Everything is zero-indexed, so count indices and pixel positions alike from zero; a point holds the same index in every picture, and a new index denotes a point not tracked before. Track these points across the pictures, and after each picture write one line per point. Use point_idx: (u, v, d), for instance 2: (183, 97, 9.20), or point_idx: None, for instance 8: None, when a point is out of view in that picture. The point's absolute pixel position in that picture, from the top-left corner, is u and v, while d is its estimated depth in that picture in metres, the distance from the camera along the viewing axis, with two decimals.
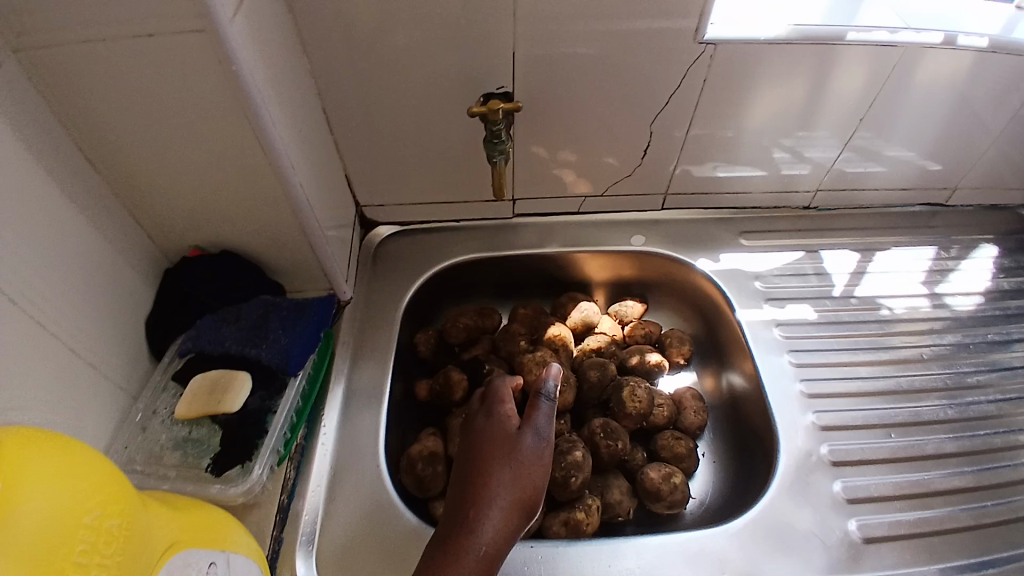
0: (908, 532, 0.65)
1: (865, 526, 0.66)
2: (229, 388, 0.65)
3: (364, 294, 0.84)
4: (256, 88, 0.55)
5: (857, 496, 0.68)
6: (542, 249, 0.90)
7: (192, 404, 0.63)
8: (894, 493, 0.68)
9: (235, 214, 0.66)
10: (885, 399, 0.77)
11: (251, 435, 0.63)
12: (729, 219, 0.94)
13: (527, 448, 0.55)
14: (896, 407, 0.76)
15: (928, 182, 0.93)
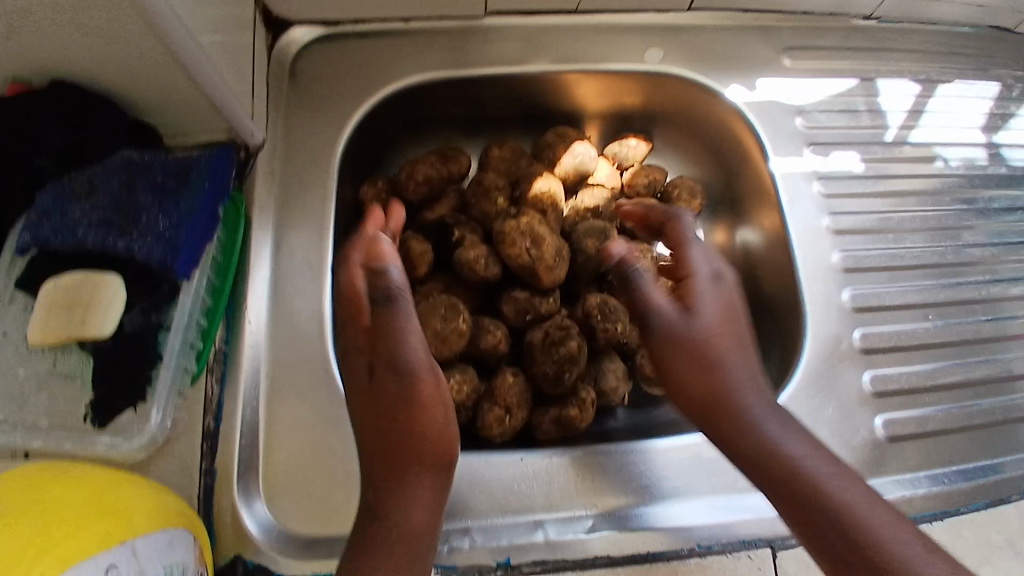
0: (935, 428, 0.58)
1: (890, 423, 0.58)
2: (93, 300, 0.46)
3: (283, 133, 0.61)
4: None
5: (886, 389, 0.59)
6: (524, 69, 0.66)
7: (47, 326, 0.45)
8: (925, 384, 0.60)
9: (32, 10, 0.39)
10: (929, 273, 0.64)
11: (141, 364, 0.46)
12: (772, 29, 0.70)
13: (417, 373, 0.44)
14: (938, 282, 0.64)
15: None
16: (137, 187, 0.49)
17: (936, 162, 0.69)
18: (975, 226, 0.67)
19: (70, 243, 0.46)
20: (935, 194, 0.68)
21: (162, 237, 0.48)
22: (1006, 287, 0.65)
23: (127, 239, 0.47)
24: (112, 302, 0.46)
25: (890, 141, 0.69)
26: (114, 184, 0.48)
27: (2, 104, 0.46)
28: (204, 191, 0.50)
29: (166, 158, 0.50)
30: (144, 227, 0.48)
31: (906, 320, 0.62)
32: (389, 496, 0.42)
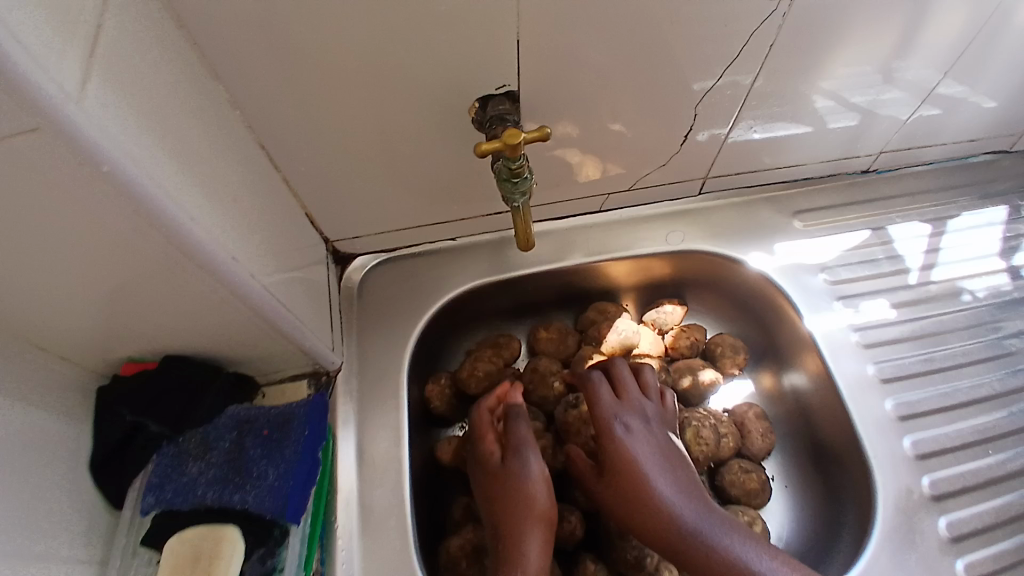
0: (1014, 562, 0.59)
1: (972, 567, 0.58)
2: (216, 555, 0.49)
3: (358, 352, 0.69)
4: (147, 179, 0.35)
5: (962, 532, 0.60)
6: (559, 264, 0.75)
7: None
8: (996, 520, 0.61)
9: (171, 324, 0.48)
10: (982, 408, 0.66)
11: None
12: (777, 198, 0.78)
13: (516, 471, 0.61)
14: (992, 415, 0.66)
15: (1002, 130, 0.77)
16: (245, 441, 0.55)
17: (962, 296, 0.72)
18: (1012, 352, 0.70)
19: (190, 501, 0.52)
20: (971, 329, 0.70)
21: (272, 489, 0.53)
22: None
23: (242, 493, 0.53)
24: (233, 555, 0.49)
25: (913, 282, 0.73)
26: (225, 442, 0.55)
27: (121, 385, 0.51)
28: (304, 437, 0.56)
29: (268, 411, 0.56)
30: (256, 481, 0.53)
31: (970, 460, 0.63)
32: (514, 549, 0.56)
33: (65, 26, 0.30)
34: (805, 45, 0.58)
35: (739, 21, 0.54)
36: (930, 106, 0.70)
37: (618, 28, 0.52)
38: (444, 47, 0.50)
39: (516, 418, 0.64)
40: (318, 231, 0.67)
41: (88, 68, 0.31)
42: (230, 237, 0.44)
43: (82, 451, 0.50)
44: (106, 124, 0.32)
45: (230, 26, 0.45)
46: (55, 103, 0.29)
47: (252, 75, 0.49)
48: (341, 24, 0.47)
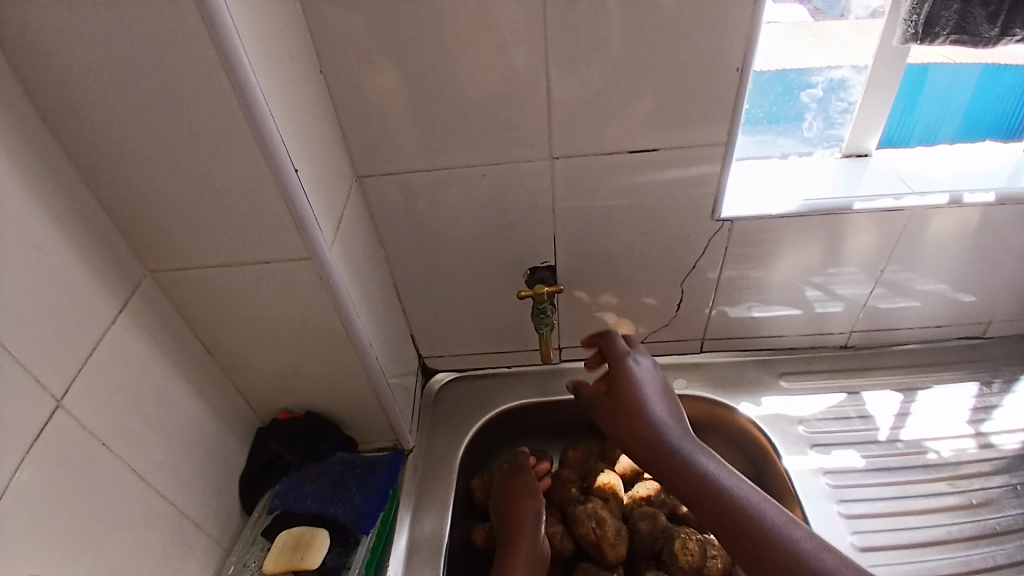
0: None
1: None
2: (309, 545, 0.70)
3: (426, 440, 0.91)
4: (345, 292, 0.65)
5: None
6: (588, 394, 0.96)
7: (278, 560, 0.68)
8: None
9: (320, 384, 0.75)
10: (937, 549, 0.78)
11: None
12: (769, 360, 0.98)
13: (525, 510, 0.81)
14: (948, 557, 0.78)
15: (962, 316, 0.95)
16: (345, 474, 0.78)
17: (927, 453, 0.87)
18: (971, 504, 0.82)
19: (302, 507, 0.74)
20: (930, 481, 0.85)
21: (356, 508, 0.75)
22: (1012, 555, 0.77)
23: (336, 506, 0.75)
24: (321, 545, 0.70)
25: (881, 439, 0.89)
26: (331, 471, 0.78)
27: (276, 425, 0.77)
28: (384, 478, 0.79)
29: (364, 458, 0.81)
30: (347, 501, 0.75)
31: None
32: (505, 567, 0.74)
33: (328, 215, 0.62)
34: (763, 249, 0.84)
35: (707, 232, 0.81)
36: (881, 291, 0.91)
37: (627, 230, 0.81)
38: (513, 235, 0.82)
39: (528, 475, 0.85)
40: (416, 347, 0.95)
41: (336, 236, 0.63)
42: (371, 332, 0.73)
43: (240, 466, 0.75)
44: (337, 261, 0.63)
45: (392, 215, 0.79)
46: (323, 251, 0.60)
47: (397, 242, 0.82)
48: (453, 217, 0.80)
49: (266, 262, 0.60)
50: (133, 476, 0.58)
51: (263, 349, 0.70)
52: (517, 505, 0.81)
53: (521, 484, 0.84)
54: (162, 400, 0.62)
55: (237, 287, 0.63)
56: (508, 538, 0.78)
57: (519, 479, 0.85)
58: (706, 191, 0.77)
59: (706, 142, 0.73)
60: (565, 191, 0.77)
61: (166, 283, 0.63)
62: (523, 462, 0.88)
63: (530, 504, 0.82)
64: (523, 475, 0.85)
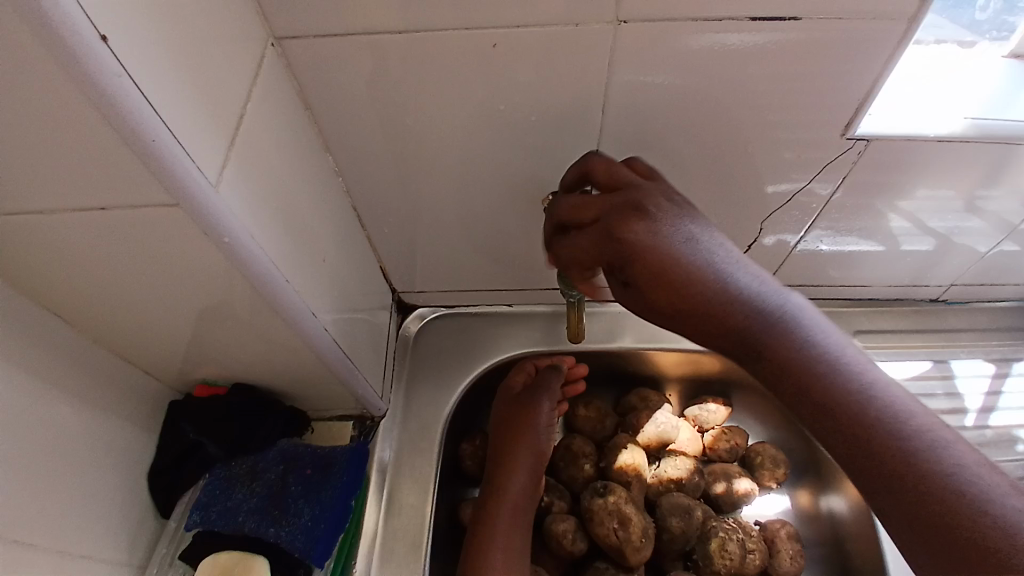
0: None
1: None
2: None
3: (401, 398, 0.70)
4: (257, 245, 0.40)
5: None
6: (611, 347, 0.75)
7: None
8: None
9: (247, 359, 0.53)
10: None
11: None
12: (840, 313, 0.79)
13: (527, 445, 0.67)
14: None
15: None
16: (289, 477, 0.60)
17: (1020, 445, 0.73)
18: None
19: (231, 527, 0.57)
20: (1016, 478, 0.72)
21: (305, 529, 0.58)
22: None
23: (278, 528, 0.57)
24: None
25: (969, 424, 0.74)
26: (271, 474, 0.60)
27: (190, 404, 0.56)
28: (342, 483, 0.61)
29: (314, 451, 0.62)
30: (292, 517, 0.58)
31: None
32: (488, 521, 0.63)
33: (215, 123, 0.35)
34: (884, 181, 0.60)
35: (825, 155, 0.57)
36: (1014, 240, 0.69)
37: (698, 148, 0.56)
38: (529, 147, 0.55)
39: (541, 399, 0.69)
40: (387, 281, 0.71)
41: (227, 155, 0.36)
42: (316, 294, 0.49)
43: (145, 459, 0.56)
44: (233, 201, 0.37)
45: (344, 107, 0.51)
46: (199, 187, 0.34)
47: (354, 147, 0.55)
48: (439, 115, 0.52)
49: (100, 209, 0.34)
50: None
51: (149, 321, 0.47)
52: (516, 437, 0.67)
53: (531, 409, 0.68)
54: None
55: (72, 247, 0.38)
56: (495, 478, 0.66)
57: (533, 402, 0.68)
58: (847, 99, 0.52)
59: (877, 17, 0.46)
60: (618, 84, 0.50)
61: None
62: (549, 383, 0.69)
63: (535, 442, 0.67)
64: (535, 400, 0.68)
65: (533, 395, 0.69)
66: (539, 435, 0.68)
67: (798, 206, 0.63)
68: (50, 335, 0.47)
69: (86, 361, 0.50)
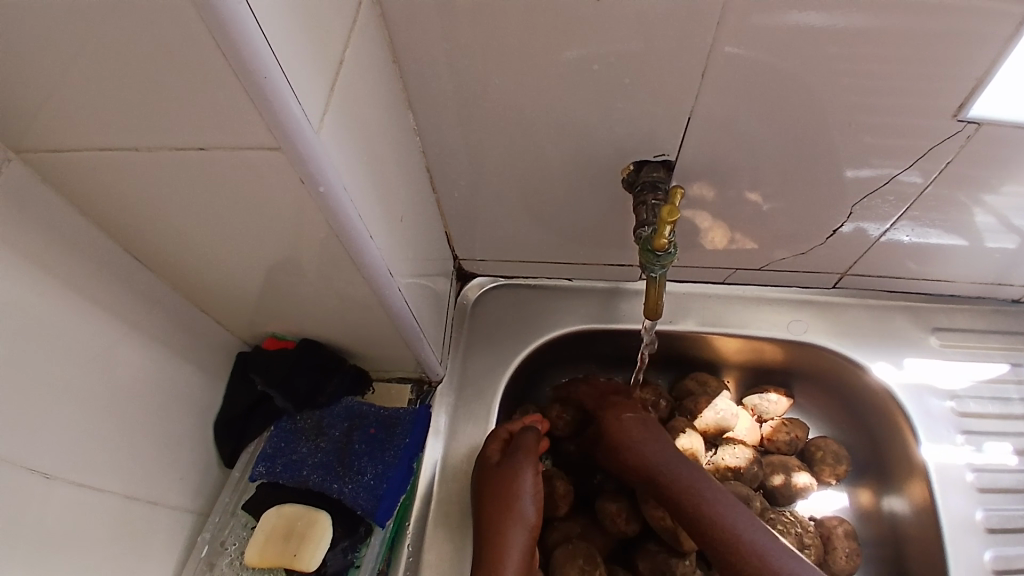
0: None
1: None
2: (306, 537, 0.54)
3: (459, 365, 0.70)
4: (349, 198, 0.39)
5: None
6: (671, 329, 0.74)
7: (265, 551, 0.54)
8: None
9: (318, 315, 0.53)
10: None
11: None
12: (918, 309, 0.75)
13: (517, 518, 0.57)
14: None
15: None
16: (354, 434, 0.60)
17: None
18: None
19: (296, 480, 0.57)
20: None
21: (367, 487, 0.57)
22: None
23: (341, 483, 0.57)
24: (321, 542, 0.54)
25: None
26: (336, 431, 0.60)
27: (259, 355, 0.58)
28: (406, 445, 0.60)
29: (378, 411, 0.62)
30: (355, 475, 0.58)
31: None
32: None
33: (316, 67, 0.34)
34: (988, 172, 0.56)
35: (929, 141, 0.53)
36: None
37: (791, 125, 0.53)
38: (613, 114, 0.53)
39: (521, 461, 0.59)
40: (450, 248, 0.70)
41: (328, 101, 0.36)
42: (392, 256, 0.49)
43: (214, 408, 0.57)
44: (331, 150, 0.36)
45: (427, 62, 0.50)
46: (302, 131, 0.33)
47: (432, 107, 0.54)
48: (521, 78, 0.50)
49: (197, 148, 0.35)
50: (31, 481, 0.40)
51: (227, 271, 0.48)
52: (500, 509, 0.57)
53: (511, 473, 0.58)
54: (58, 352, 0.42)
55: (168, 187, 0.38)
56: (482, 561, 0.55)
57: (513, 467, 0.59)
58: (963, 74, 0.47)
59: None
60: (721, 50, 0.47)
61: (42, 167, 0.39)
62: (525, 442, 0.61)
63: (522, 514, 0.57)
64: (514, 460, 0.59)
65: (513, 457, 0.59)
66: (525, 506, 0.57)
67: (887, 193, 0.59)
68: (130, 278, 0.47)
69: (164, 306, 0.51)
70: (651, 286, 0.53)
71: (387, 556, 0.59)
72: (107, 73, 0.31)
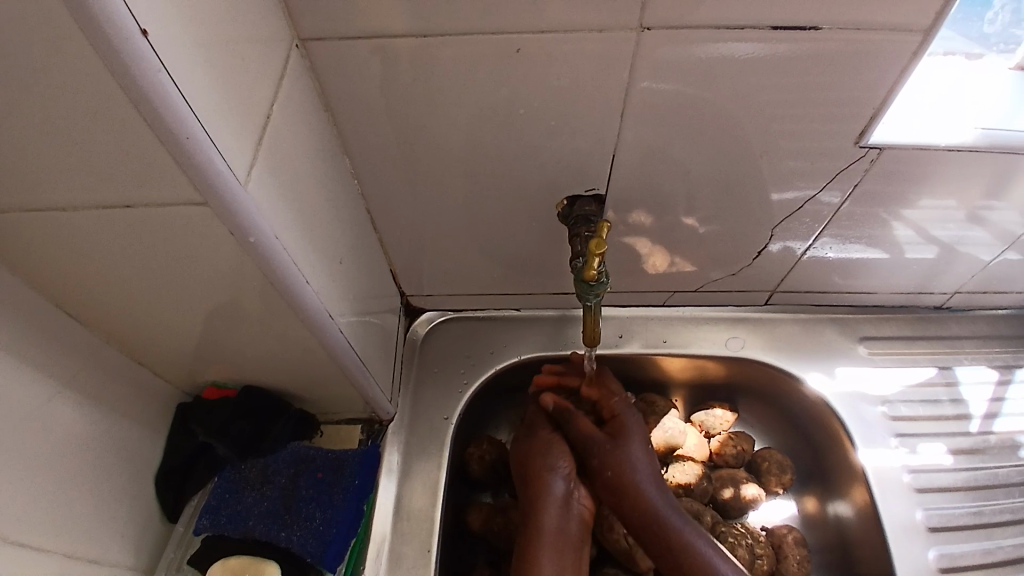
0: None
1: None
2: None
3: (409, 401, 0.70)
4: (282, 246, 0.40)
5: None
6: (618, 352, 0.77)
7: None
8: None
9: (263, 361, 0.53)
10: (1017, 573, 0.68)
11: None
12: (846, 321, 0.79)
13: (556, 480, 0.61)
14: None
15: None
16: (300, 480, 0.59)
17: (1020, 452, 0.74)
18: None
19: (241, 531, 0.56)
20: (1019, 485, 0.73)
21: (316, 533, 0.57)
22: None
23: (288, 532, 0.56)
24: None
25: (973, 431, 0.75)
26: (282, 477, 0.59)
27: (201, 406, 0.57)
28: (353, 487, 0.60)
29: (326, 453, 0.61)
30: (303, 521, 0.57)
31: None
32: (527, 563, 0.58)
33: (241, 123, 0.35)
34: (895, 190, 0.61)
35: (839, 164, 0.58)
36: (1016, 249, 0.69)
37: (710, 155, 0.57)
38: (546, 150, 0.55)
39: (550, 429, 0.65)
40: (397, 284, 0.71)
41: (255, 155, 0.37)
42: (334, 297, 0.49)
43: (154, 461, 0.56)
44: (262, 201, 0.37)
45: (363, 108, 0.51)
46: (228, 185, 0.34)
47: (370, 151, 0.55)
48: (455, 119, 0.52)
49: (126, 206, 0.35)
50: None
51: (163, 321, 0.47)
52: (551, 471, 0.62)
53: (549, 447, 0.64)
54: None
55: (96, 243, 0.38)
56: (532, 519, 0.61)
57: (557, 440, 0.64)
58: (865, 100, 0.52)
59: (893, 28, 0.46)
60: (640, 87, 0.50)
61: None
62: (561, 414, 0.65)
63: (548, 486, 0.61)
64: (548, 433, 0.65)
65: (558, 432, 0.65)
66: (551, 479, 0.62)
67: (807, 214, 0.64)
68: (62, 335, 0.46)
69: (100, 360, 0.50)
70: (586, 315, 0.55)
71: None
72: (30, 136, 0.31)
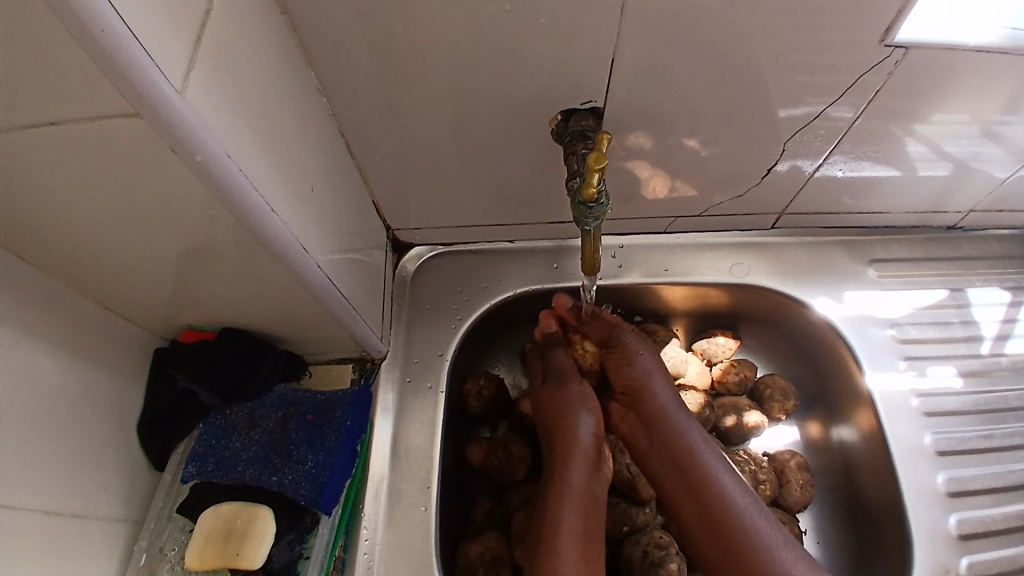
0: None
1: None
2: (249, 534, 0.51)
3: (401, 339, 0.67)
4: (237, 166, 0.36)
5: None
6: (617, 282, 0.74)
7: (207, 552, 0.51)
8: None
9: (239, 301, 0.50)
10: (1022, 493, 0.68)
11: None
12: (857, 243, 0.76)
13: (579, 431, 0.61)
14: None
15: None
16: (290, 423, 0.58)
17: None
18: None
19: (231, 476, 0.55)
20: None
21: (309, 476, 0.56)
22: None
23: (281, 476, 0.55)
24: (265, 536, 0.52)
25: (983, 352, 0.73)
26: (270, 421, 0.58)
27: (179, 350, 0.54)
28: (346, 427, 0.59)
29: (314, 396, 0.59)
30: (295, 465, 0.56)
31: (1009, 546, 0.66)
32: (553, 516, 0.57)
33: (171, 17, 0.30)
34: (915, 100, 0.55)
35: (857, 70, 0.52)
36: None
37: (716, 64, 0.51)
38: (533, 59, 0.49)
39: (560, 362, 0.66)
40: (381, 218, 0.67)
41: (193, 57, 0.32)
42: (308, 231, 0.45)
43: (133, 409, 0.53)
44: (204, 113, 0.33)
45: (325, 11, 0.45)
46: (160, 90, 0.29)
47: (338, 64, 0.50)
48: (430, 22, 0.46)
49: (50, 123, 0.30)
50: None
51: (121, 261, 0.43)
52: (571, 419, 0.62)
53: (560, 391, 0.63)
54: None
55: (26, 173, 0.34)
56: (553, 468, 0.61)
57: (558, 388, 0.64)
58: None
59: None
60: None
61: None
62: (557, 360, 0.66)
63: (573, 428, 0.61)
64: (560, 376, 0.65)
65: (557, 380, 0.64)
66: (575, 425, 0.61)
67: (819, 129, 0.58)
68: (14, 281, 0.42)
69: (60, 305, 0.46)
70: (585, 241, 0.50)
71: (342, 542, 0.57)
72: None
